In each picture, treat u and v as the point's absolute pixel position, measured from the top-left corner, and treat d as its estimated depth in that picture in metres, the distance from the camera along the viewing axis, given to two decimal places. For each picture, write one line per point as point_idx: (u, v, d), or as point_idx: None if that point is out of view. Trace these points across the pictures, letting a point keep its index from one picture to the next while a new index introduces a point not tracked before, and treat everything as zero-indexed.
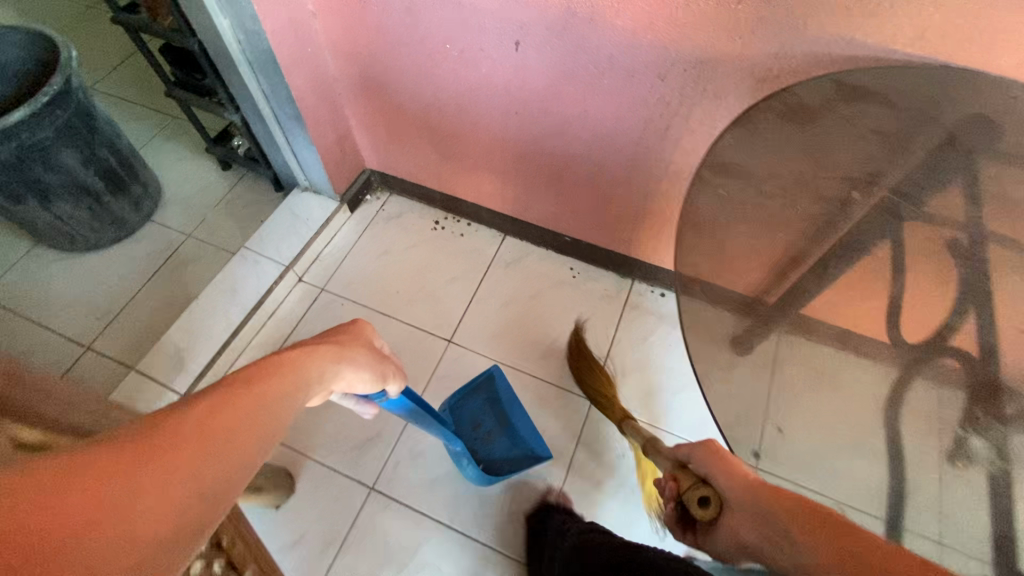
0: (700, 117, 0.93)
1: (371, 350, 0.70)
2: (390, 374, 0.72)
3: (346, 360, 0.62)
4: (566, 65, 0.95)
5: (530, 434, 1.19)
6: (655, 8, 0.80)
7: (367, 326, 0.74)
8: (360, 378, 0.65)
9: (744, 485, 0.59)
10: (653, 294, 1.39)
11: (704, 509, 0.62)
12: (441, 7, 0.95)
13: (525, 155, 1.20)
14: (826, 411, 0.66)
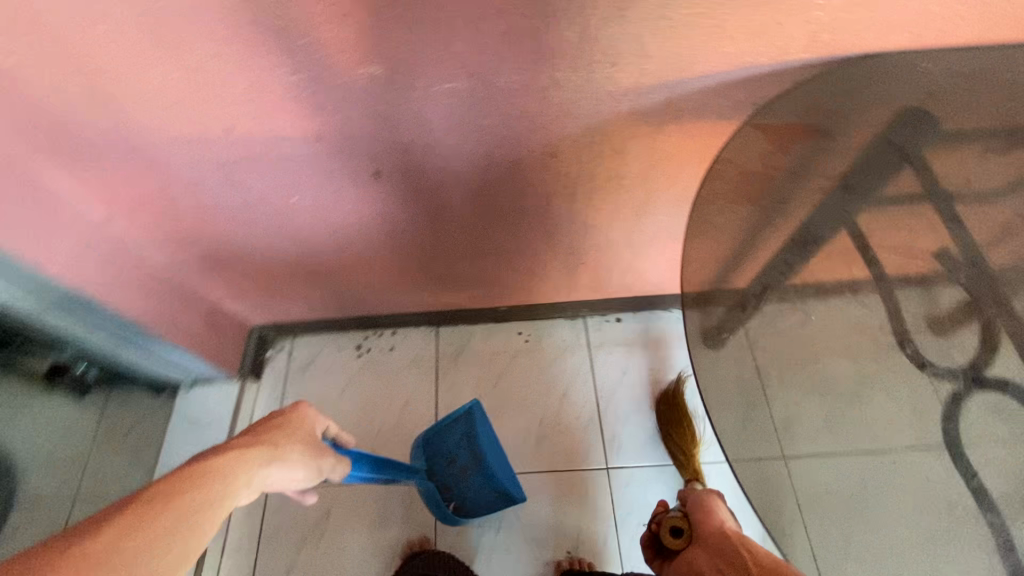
0: (607, 173, 0.82)
1: (311, 441, 0.64)
2: (328, 463, 0.64)
3: (278, 460, 0.57)
4: (442, 172, 0.80)
5: (507, 472, 1.06)
6: (522, 96, 0.67)
7: (308, 410, 0.68)
8: (299, 473, 0.60)
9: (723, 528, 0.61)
10: (609, 323, 1.30)
11: (675, 539, 0.64)
12: (270, 165, 0.76)
13: (430, 258, 1.04)
14: None
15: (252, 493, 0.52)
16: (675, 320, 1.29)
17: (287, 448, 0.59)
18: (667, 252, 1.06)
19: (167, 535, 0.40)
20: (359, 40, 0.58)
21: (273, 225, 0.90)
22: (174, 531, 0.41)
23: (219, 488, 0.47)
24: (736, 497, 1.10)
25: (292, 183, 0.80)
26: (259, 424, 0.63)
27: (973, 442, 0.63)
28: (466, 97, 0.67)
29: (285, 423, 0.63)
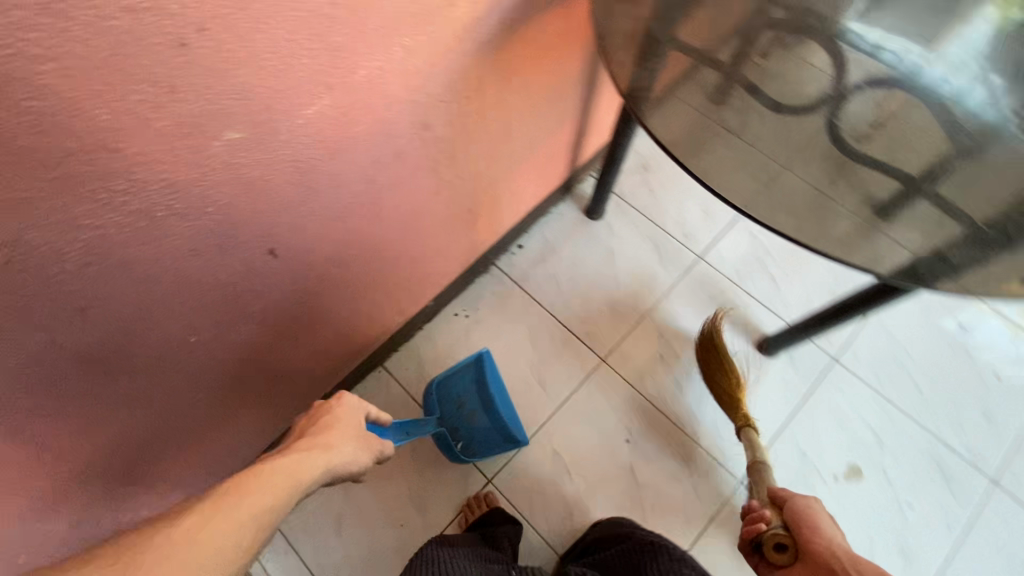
0: (476, 118, 0.81)
1: (357, 436, 0.63)
2: (374, 450, 0.65)
3: (336, 455, 0.56)
4: (337, 207, 0.71)
5: (511, 415, 1.14)
6: (384, 83, 0.61)
7: (348, 399, 0.66)
8: (353, 464, 0.58)
9: (825, 541, 0.74)
10: (516, 254, 1.34)
11: (778, 552, 0.77)
12: (150, 317, 0.59)
13: (352, 305, 0.94)
14: (828, 173, 0.76)
15: (314, 484, 0.52)
16: (561, 216, 1.38)
17: (339, 442, 0.58)
18: (536, 161, 1.10)
19: (236, 527, 0.42)
20: (205, 109, 0.47)
21: (179, 386, 0.72)
22: (243, 523, 0.42)
23: (283, 477, 0.48)
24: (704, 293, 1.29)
25: (184, 321, 0.64)
26: (303, 431, 0.62)
27: (855, 113, 0.82)
28: (335, 112, 0.59)
29: (331, 423, 0.62)
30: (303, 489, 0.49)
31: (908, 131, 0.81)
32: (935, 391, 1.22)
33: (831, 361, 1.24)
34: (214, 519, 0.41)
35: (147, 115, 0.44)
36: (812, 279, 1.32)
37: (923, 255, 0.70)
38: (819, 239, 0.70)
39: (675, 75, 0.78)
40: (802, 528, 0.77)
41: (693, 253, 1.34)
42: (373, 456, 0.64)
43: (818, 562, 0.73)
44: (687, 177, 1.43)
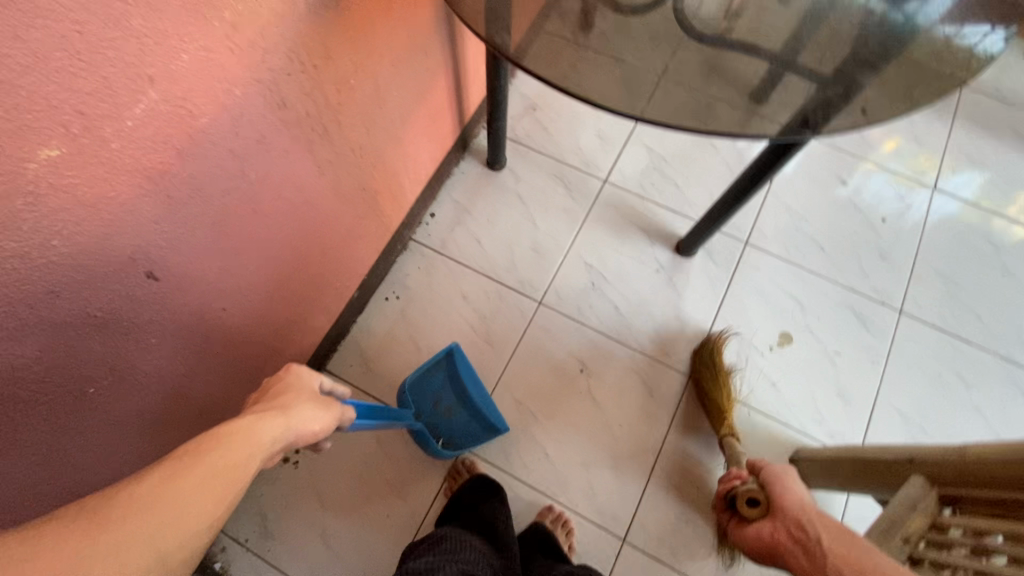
0: (337, 87, 0.77)
1: (316, 400, 0.62)
2: (337, 412, 0.65)
3: (295, 417, 0.56)
4: (210, 212, 0.66)
5: (489, 404, 1.13)
6: (216, 64, 0.57)
7: (302, 369, 0.66)
8: (314, 425, 0.59)
9: (798, 499, 0.66)
10: (428, 223, 1.31)
11: (753, 509, 0.70)
12: (27, 379, 0.53)
13: (268, 314, 0.89)
14: (692, 64, 0.79)
15: (274, 449, 0.52)
16: (463, 175, 1.36)
17: (300, 405, 0.58)
18: (419, 123, 1.07)
19: (199, 491, 0.43)
20: (3, 129, 0.42)
21: (94, 443, 0.67)
22: (207, 486, 0.44)
23: (244, 440, 0.49)
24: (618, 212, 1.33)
25: (72, 376, 0.59)
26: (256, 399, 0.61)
27: (703, 6, 0.86)
28: (168, 107, 0.54)
29: (284, 390, 0.61)
30: (264, 452, 0.50)
31: (753, 12, 0.86)
32: (835, 247, 1.33)
33: (743, 246, 1.32)
34: (179, 481, 0.43)
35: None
36: (710, 175, 1.38)
37: (779, 112, 0.74)
38: (688, 117, 0.72)
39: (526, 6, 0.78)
40: (779, 486, 0.70)
41: (598, 178, 1.37)
42: (335, 417, 0.64)
43: (783, 515, 0.65)
44: (574, 108, 1.45)
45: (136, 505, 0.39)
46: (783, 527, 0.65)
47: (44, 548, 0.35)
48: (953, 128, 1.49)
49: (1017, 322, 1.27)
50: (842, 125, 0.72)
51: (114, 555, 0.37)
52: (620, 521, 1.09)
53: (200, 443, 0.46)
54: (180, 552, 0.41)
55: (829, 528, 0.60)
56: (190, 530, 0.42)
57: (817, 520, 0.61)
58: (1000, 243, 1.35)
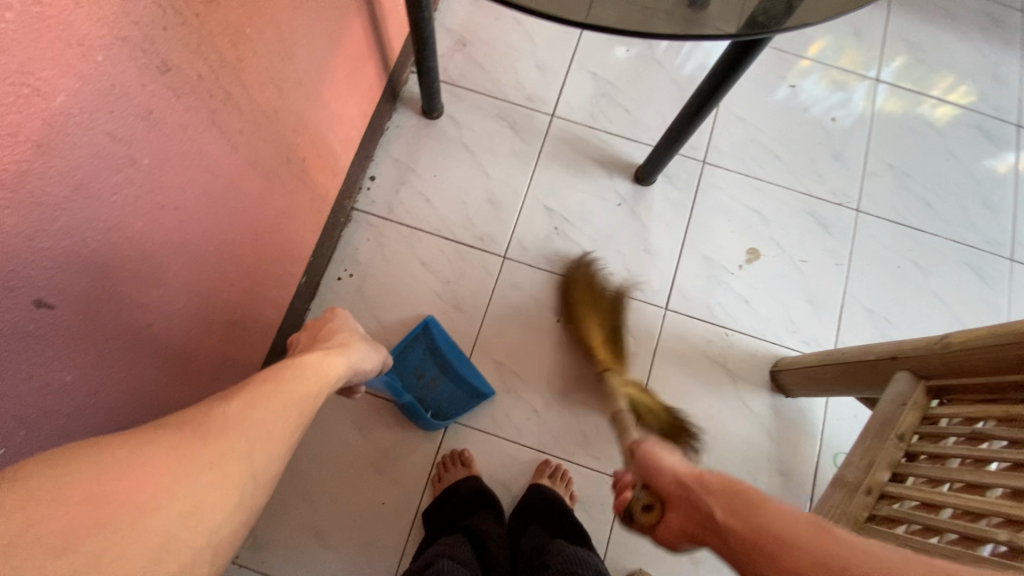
0: (231, 41, 0.64)
1: (362, 340, 0.76)
2: (378, 351, 0.79)
3: (353, 353, 0.70)
4: (102, 215, 0.53)
5: (472, 370, 1.09)
6: (59, 23, 0.44)
7: (341, 314, 0.78)
8: (365, 362, 0.73)
9: (674, 478, 0.61)
10: (369, 190, 1.19)
11: (648, 514, 0.64)
12: None
13: (207, 320, 0.78)
14: None
15: (344, 376, 0.66)
16: (399, 129, 1.24)
17: (355, 344, 0.72)
18: (339, 76, 0.94)
19: (277, 415, 0.53)
20: None
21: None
22: (282, 414, 0.54)
23: (312, 374, 0.60)
24: (571, 148, 1.25)
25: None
26: (309, 339, 0.73)
27: None
28: (6, 87, 0.41)
29: (335, 328, 0.74)
30: (330, 385, 0.63)
31: None
32: (789, 154, 1.31)
33: (701, 165, 1.27)
34: (260, 406, 0.52)
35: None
36: (660, 95, 1.31)
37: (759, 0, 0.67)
38: (664, 18, 0.66)
39: None
40: (651, 471, 0.65)
41: (545, 113, 1.27)
42: (377, 358, 0.78)
43: (680, 499, 0.59)
44: (508, 38, 1.32)
45: (230, 426, 0.48)
46: (682, 518, 0.59)
47: (160, 457, 0.43)
48: (889, 16, 1.46)
49: (965, 205, 1.30)
50: (828, 9, 0.67)
51: (219, 462, 0.46)
52: (619, 461, 1.09)
53: (273, 376, 0.56)
54: (265, 467, 0.51)
55: (722, 495, 0.55)
56: (274, 448, 0.52)
57: (706, 497, 0.56)
58: (941, 127, 1.37)
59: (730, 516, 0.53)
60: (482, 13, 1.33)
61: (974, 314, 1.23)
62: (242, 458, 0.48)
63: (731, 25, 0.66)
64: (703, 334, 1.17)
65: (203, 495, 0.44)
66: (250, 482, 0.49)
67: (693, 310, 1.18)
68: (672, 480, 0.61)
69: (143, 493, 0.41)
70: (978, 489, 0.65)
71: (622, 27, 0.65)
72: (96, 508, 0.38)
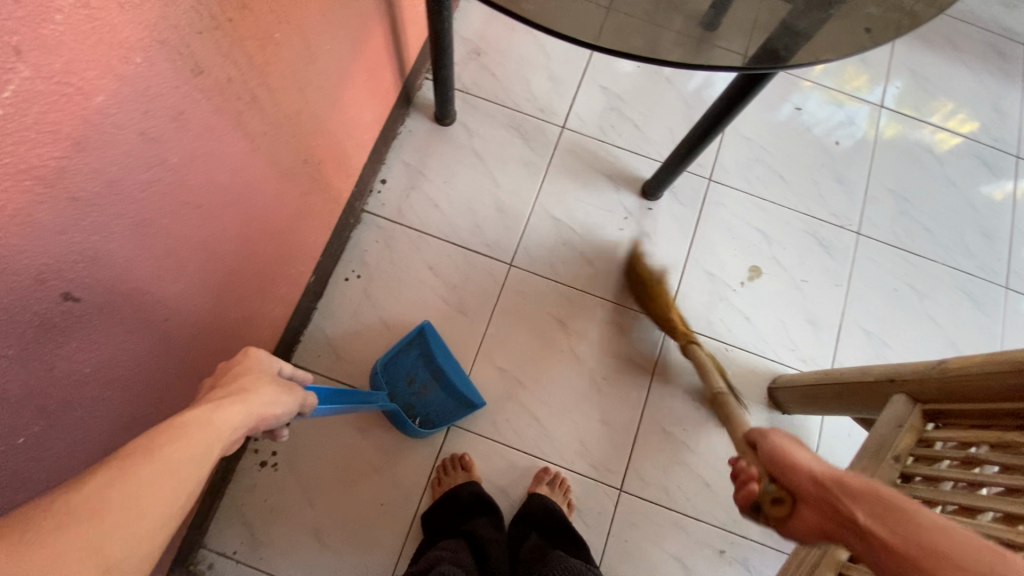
0: (260, 46, 0.66)
1: (278, 382, 0.60)
2: (297, 392, 0.62)
3: (255, 400, 0.54)
4: (130, 211, 0.55)
5: (463, 377, 1.10)
6: (102, 26, 0.45)
7: (258, 352, 0.62)
8: (277, 407, 0.57)
9: (811, 479, 0.61)
10: (378, 193, 1.21)
11: (777, 507, 0.65)
12: None
13: (219, 319, 0.79)
14: None
15: (236, 431, 0.50)
16: (411, 134, 1.25)
17: (262, 387, 0.56)
18: (358, 81, 0.95)
19: (153, 491, 0.41)
20: None
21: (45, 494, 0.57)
22: (159, 493, 0.42)
23: (204, 427, 0.47)
24: (580, 160, 1.27)
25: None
26: (210, 385, 0.58)
27: None
28: (50, 86, 0.42)
29: (241, 371, 0.58)
30: (222, 441, 0.48)
31: None
32: (794, 175, 1.33)
33: (707, 182, 1.30)
34: (121, 485, 0.40)
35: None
36: (670, 111, 1.33)
37: (772, 32, 0.70)
38: (690, 48, 0.68)
39: None
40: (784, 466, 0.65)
41: (555, 125, 1.29)
42: (297, 400, 0.61)
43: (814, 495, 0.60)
44: (522, 49, 1.34)
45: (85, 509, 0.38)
46: (819, 514, 0.60)
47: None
48: (894, 44, 1.50)
49: (963, 233, 1.33)
50: (849, 46, 0.69)
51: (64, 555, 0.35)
52: (618, 472, 1.10)
53: (147, 443, 0.44)
54: (134, 556, 0.39)
55: (866, 502, 0.56)
56: (151, 529, 0.41)
57: (850, 500, 0.57)
58: (939, 153, 1.40)
59: (876, 522, 0.54)
60: (497, 24, 1.35)
61: (968, 339, 1.25)
62: (83, 561, 0.36)
63: (737, 58, 0.68)
64: (704, 349, 1.18)
65: None
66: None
67: (695, 324, 1.20)
68: (809, 480, 0.62)
69: None
70: (971, 512, 0.67)
71: (643, 52, 0.67)
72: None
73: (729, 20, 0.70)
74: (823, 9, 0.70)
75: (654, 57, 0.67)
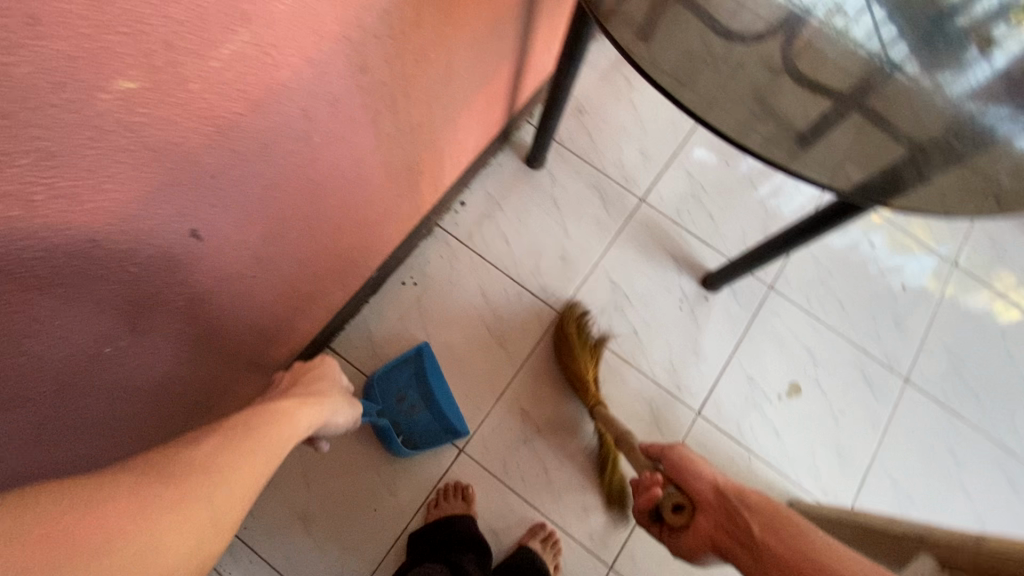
0: (414, 60, 0.71)
1: (341, 393, 0.74)
2: (357, 406, 0.77)
3: (328, 404, 0.68)
4: (267, 174, 0.59)
5: (450, 402, 1.09)
6: (310, 16, 0.50)
7: (332, 362, 0.78)
8: (340, 417, 0.70)
9: (710, 487, 0.68)
10: (456, 214, 1.25)
11: (677, 514, 0.70)
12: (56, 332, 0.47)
13: (291, 289, 0.82)
14: (781, 98, 0.75)
15: (313, 427, 0.64)
16: (500, 168, 1.31)
17: (332, 394, 0.70)
18: (474, 111, 1.02)
19: (244, 464, 0.50)
20: (76, 52, 0.35)
21: (96, 434, 0.60)
22: (252, 470, 0.50)
23: (288, 421, 0.59)
24: (651, 238, 1.30)
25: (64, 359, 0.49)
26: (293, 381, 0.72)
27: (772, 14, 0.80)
28: (254, 53, 0.47)
29: (321, 376, 0.73)
30: (301, 433, 0.61)
31: (830, 43, 0.81)
32: (853, 306, 1.33)
33: (767, 290, 1.31)
34: (227, 457, 0.49)
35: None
36: (746, 213, 1.36)
37: (884, 168, 0.72)
38: (796, 156, 0.71)
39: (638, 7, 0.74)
40: (686, 475, 0.71)
41: (635, 196, 1.34)
42: (354, 414, 0.75)
43: (710, 505, 0.67)
44: (622, 119, 1.40)
45: (203, 470, 0.46)
46: (713, 523, 0.66)
47: (127, 495, 0.39)
48: None
49: (1012, 409, 1.30)
50: (973, 207, 0.72)
51: (191, 500, 0.43)
52: (611, 548, 1.07)
53: (248, 424, 0.55)
54: (228, 514, 0.46)
55: (758, 512, 0.61)
56: (242, 497, 0.48)
57: (743, 508, 0.62)
58: (1004, 325, 1.38)
59: (766, 532, 0.59)
60: (607, 90, 1.42)
61: (996, 519, 1.21)
62: (203, 508, 0.44)
63: (825, 175, 0.71)
64: (725, 450, 1.17)
65: (163, 540, 0.39)
66: (209, 530, 0.44)
67: (723, 423, 1.19)
68: (710, 490, 0.68)
69: (115, 526, 0.37)
70: None
71: (759, 149, 0.71)
72: (69, 537, 0.34)
73: (836, 138, 0.74)
74: (954, 164, 0.73)
75: (763, 155, 0.70)
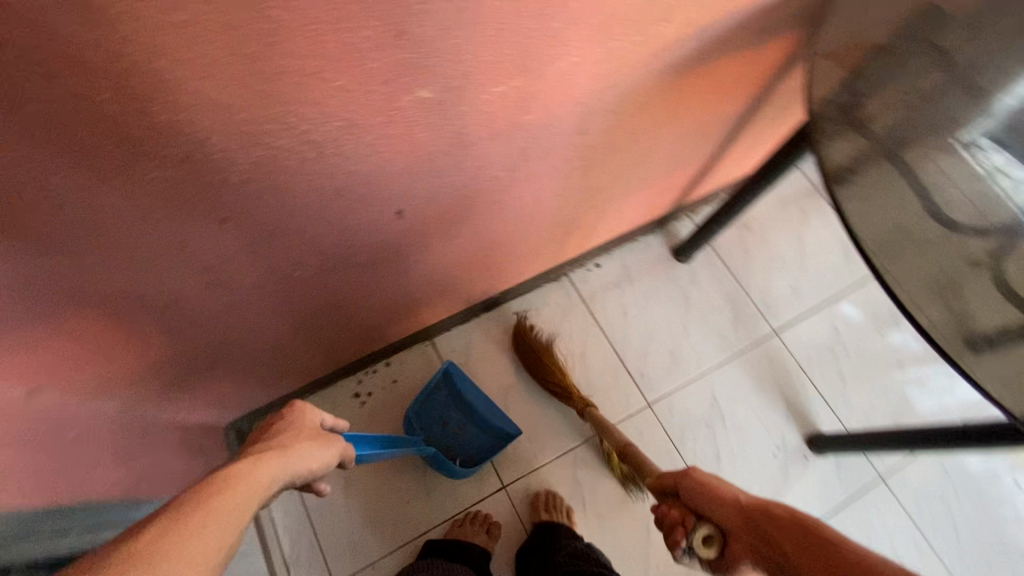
0: (624, 136, 0.79)
1: (315, 437, 0.56)
2: (339, 444, 0.59)
3: (293, 453, 0.50)
4: (471, 184, 0.70)
5: (492, 410, 1.13)
6: (565, 81, 0.60)
7: (303, 406, 0.60)
8: (314, 462, 0.52)
9: (738, 508, 0.55)
10: (589, 272, 1.30)
11: (706, 548, 0.57)
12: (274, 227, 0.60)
13: (434, 280, 0.92)
14: (982, 289, 0.69)
15: (276, 487, 0.46)
16: (646, 248, 1.33)
17: (296, 442, 0.52)
18: (648, 190, 1.07)
19: (201, 543, 0.34)
20: (414, 59, 0.47)
21: (244, 314, 0.73)
22: (213, 546, 0.35)
23: (242, 480, 0.42)
24: (769, 373, 1.24)
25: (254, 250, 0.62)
26: (255, 440, 0.54)
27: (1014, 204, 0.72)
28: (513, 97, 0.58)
29: (287, 427, 0.55)
30: (265, 493, 0.43)
31: None
32: (977, 544, 1.14)
33: (877, 479, 1.18)
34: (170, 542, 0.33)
35: (357, 18, 0.42)
36: (884, 392, 1.25)
37: None
38: (969, 351, 0.65)
39: (859, 155, 0.74)
40: (713, 506, 0.58)
41: (768, 325, 1.29)
42: (331, 461, 0.56)
43: (742, 528, 0.54)
44: (784, 246, 1.37)
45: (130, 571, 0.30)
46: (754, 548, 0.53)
47: None
48: None
49: None
50: None
51: None
52: None
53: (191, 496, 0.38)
54: None
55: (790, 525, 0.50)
56: None
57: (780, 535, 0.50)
58: None
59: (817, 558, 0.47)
60: (780, 216, 1.40)
61: None
62: None
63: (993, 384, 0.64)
64: None
65: None
66: None
67: None
68: (738, 514, 0.55)
69: None
70: None
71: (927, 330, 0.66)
72: None
73: None
74: None
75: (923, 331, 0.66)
